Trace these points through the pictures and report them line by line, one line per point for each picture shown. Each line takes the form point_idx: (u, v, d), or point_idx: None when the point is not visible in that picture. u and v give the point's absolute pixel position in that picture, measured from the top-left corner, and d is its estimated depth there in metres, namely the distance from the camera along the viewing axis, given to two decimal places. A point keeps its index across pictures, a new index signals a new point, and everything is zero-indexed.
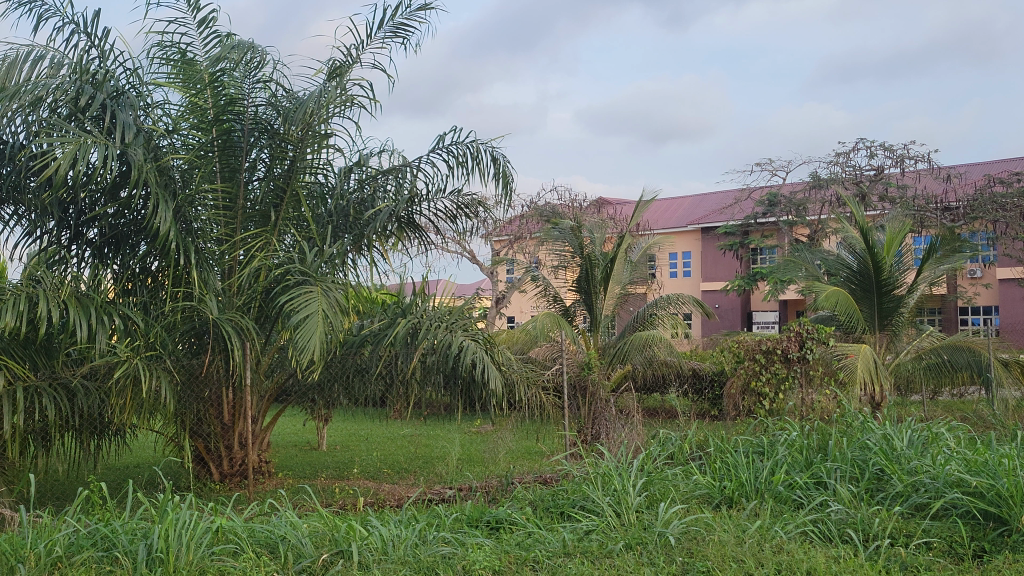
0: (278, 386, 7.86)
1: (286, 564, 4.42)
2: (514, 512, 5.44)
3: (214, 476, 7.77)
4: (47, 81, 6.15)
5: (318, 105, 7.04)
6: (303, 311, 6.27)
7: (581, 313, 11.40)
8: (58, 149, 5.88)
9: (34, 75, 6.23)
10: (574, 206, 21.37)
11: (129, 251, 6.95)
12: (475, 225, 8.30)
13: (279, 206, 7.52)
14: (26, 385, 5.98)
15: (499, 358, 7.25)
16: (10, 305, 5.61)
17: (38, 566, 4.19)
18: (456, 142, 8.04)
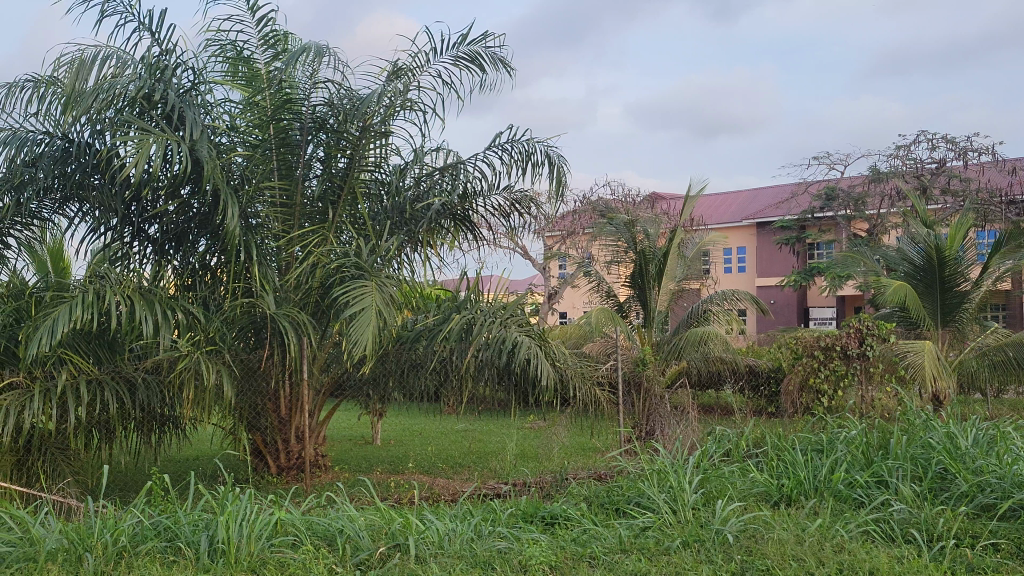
0: (333, 380, 7.91)
1: (344, 557, 4.47)
2: (569, 508, 5.43)
3: (271, 469, 7.84)
4: (116, 82, 6.25)
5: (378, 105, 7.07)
6: (357, 305, 6.35)
7: (636, 309, 11.33)
8: (127, 148, 6.00)
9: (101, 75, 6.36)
10: (627, 201, 21.25)
11: (190, 246, 7.07)
12: (528, 221, 8.30)
13: (336, 203, 7.63)
14: (90, 378, 6.13)
15: (553, 353, 7.25)
16: (81, 302, 5.78)
17: (104, 555, 4.30)
18: (512, 140, 8.00)
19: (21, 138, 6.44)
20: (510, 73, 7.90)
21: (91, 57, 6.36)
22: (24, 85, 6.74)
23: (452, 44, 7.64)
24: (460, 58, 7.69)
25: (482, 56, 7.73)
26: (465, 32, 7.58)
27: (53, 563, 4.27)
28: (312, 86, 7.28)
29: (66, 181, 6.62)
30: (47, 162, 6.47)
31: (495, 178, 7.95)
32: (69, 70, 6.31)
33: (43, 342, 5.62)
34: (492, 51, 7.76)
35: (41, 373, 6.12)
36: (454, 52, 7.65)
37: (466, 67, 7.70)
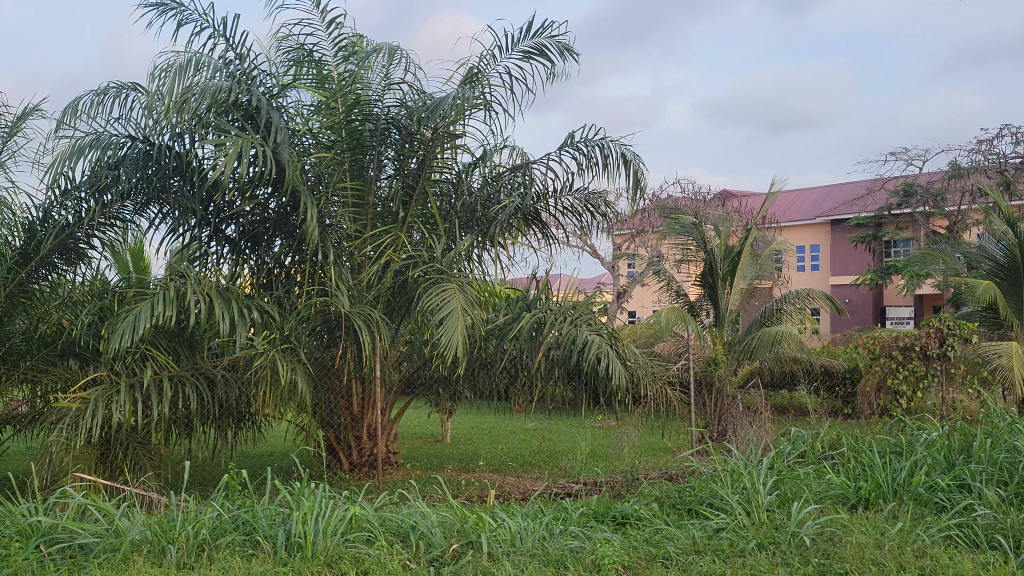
0: (404, 379, 7.98)
1: (418, 553, 4.51)
2: (641, 508, 5.41)
3: (344, 465, 7.95)
4: (208, 87, 6.37)
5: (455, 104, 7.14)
6: (444, 309, 6.43)
7: (706, 309, 11.22)
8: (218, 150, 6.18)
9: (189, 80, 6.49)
10: (696, 199, 21.05)
11: (266, 246, 7.22)
12: (600, 221, 8.28)
13: (408, 203, 7.69)
14: (170, 375, 6.31)
15: (625, 352, 7.24)
16: (161, 299, 5.95)
17: (186, 548, 4.42)
18: (585, 139, 7.98)
19: (105, 141, 6.62)
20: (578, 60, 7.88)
21: (183, 62, 6.45)
22: (108, 91, 6.94)
23: (519, 40, 7.64)
24: (529, 53, 7.70)
25: (549, 48, 7.72)
26: (530, 25, 7.59)
27: (137, 554, 4.40)
28: (385, 87, 7.37)
29: (148, 184, 6.82)
30: (130, 164, 6.66)
31: (568, 179, 7.95)
32: (161, 74, 6.40)
33: (126, 339, 5.79)
34: (558, 41, 7.74)
35: (123, 370, 6.31)
36: (521, 48, 7.65)
37: (534, 61, 7.70)
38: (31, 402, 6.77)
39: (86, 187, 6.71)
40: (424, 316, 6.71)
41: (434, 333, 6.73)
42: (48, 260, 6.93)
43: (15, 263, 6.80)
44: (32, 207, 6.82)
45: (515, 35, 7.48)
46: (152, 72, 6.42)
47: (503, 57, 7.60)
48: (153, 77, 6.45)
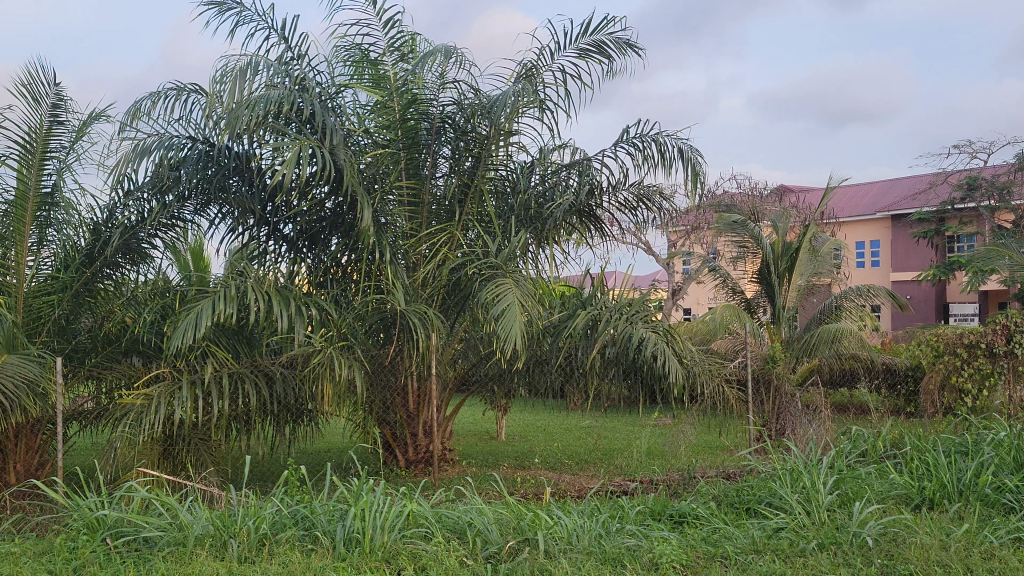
0: (459, 376, 7.97)
1: (474, 550, 4.53)
2: (698, 507, 5.37)
3: (400, 462, 7.93)
4: (267, 95, 6.45)
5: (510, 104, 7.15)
6: (502, 302, 6.42)
7: (763, 306, 11.09)
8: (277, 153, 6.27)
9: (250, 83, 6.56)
10: (753, 195, 20.79)
11: (323, 244, 7.32)
12: (656, 216, 8.25)
13: (464, 201, 7.71)
14: (230, 372, 6.42)
15: (681, 349, 7.18)
16: (222, 298, 6.06)
17: (248, 542, 4.49)
18: (640, 134, 7.94)
19: (167, 143, 6.75)
20: (638, 56, 7.84)
21: (244, 65, 6.51)
22: (168, 93, 7.08)
23: (576, 37, 7.63)
24: (586, 50, 7.67)
25: (607, 45, 7.70)
26: (588, 23, 7.58)
27: (201, 548, 4.49)
28: (440, 86, 7.39)
29: (208, 184, 6.96)
30: (190, 165, 6.80)
31: (623, 174, 7.93)
32: (221, 78, 6.47)
33: (188, 336, 5.89)
34: (617, 38, 7.72)
35: (185, 367, 6.45)
36: (579, 45, 7.64)
37: (591, 57, 7.68)
38: (95, 399, 6.89)
39: (148, 187, 6.86)
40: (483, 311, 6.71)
41: (491, 329, 6.72)
42: (112, 260, 7.08)
43: (82, 263, 6.98)
44: (97, 208, 6.98)
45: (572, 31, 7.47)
46: (212, 78, 6.50)
47: (559, 55, 7.59)
48: (214, 81, 6.53)
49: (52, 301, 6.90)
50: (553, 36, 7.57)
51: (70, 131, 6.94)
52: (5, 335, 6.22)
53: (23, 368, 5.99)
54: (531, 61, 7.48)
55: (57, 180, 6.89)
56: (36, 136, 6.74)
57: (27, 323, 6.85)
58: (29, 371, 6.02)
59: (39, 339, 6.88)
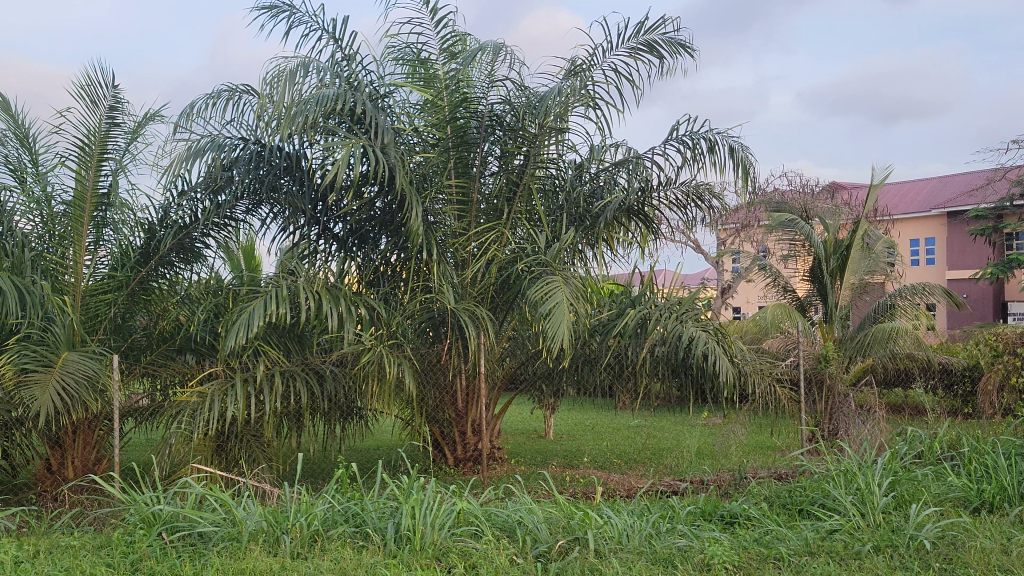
0: (508, 374, 7.98)
1: (524, 548, 4.53)
2: (750, 507, 5.32)
3: (449, 460, 7.97)
4: (319, 94, 6.50)
5: (559, 102, 7.13)
6: (551, 300, 6.42)
7: (816, 304, 10.94)
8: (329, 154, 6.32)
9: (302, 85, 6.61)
10: (804, 193, 20.54)
11: (372, 243, 7.41)
12: (706, 214, 8.20)
13: (512, 199, 7.71)
14: (282, 370, 6.51)
15: (731, 348, 7.12)
16: (274, 297, 6.13)
17: (300, 539, 4.55)
18: (690, 132, 7.88)
19: (220, 144, 6.85)
20: (690, 57, 7.78)
21: (294, 67, 6.57)
22: (221, 95, 7.18)
23: (627, 36, 7.60)
24: (637, 49, 7.63)
25: (659, 44, 7.65)
26: (640, 22, 7.54)
27: (254, 543, 4.55)
28: (489, 84, 7.40)
29: (260, 184, 7.07)
30: (243, 166, 6.89)
31: (673, 172, 7.88)
32: (272, 80, 6.53)
33: (242, 334, 5.98)
34: (669, 38, 7.67)
35: (238, 365, 6.54)
36: (630, 44, 7.61)
37: (642, 57, 7.64)
38: (151, 395, 6.96)
39: (201, 187, 6.97)
40: (532, 310, 6.71)
41: (540, 328, 6.72)
42: (166, 258, 7.20)
43: (136, 263, 7.11)
44: (152, 208, 7.12)
45: (624, 30, 7.43)
46: (263, 79, 6.55)
47: (611, 54, 7.55)
48: (265, 82, 6.60)
49: (109, 300, 6.99)
50: (604, 35, 7.54)
51: (126, 133, 7.09)
52: (65, 332, 6.38)
53: (82, 364, 6.15)
54: (582, 60, 7.45)
55: (113, 181, 7.05)
56: (93, 138, 6.87)
57: (85, 322, 6.93)
58: (88, 368, 6.17)
59: (97, 337, 7.00)
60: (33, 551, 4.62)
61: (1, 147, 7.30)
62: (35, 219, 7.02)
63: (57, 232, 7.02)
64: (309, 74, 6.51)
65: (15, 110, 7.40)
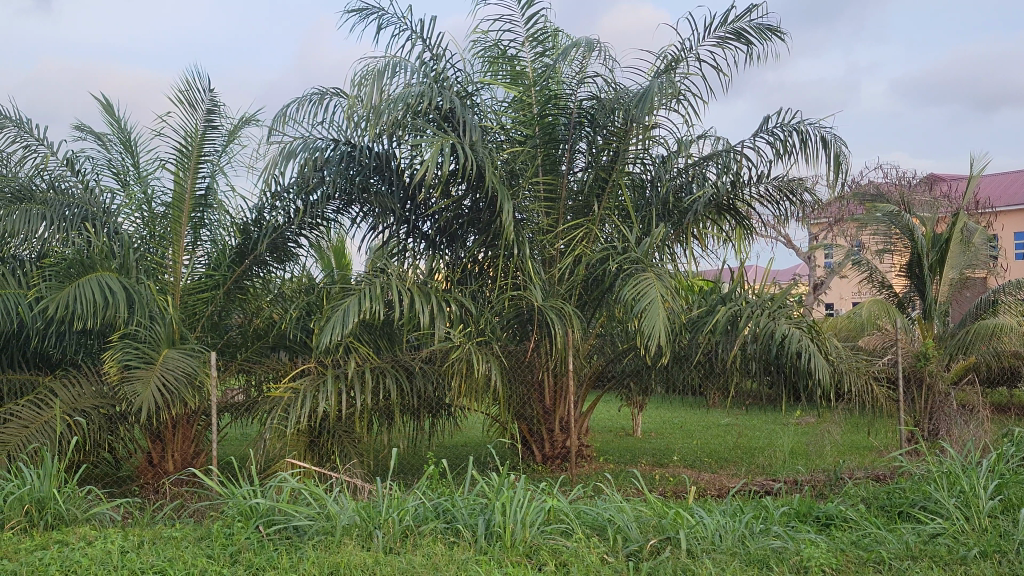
0: (596, 371, 7.93)
1: (615, 548, 4.50)
2: (847, 509, 5.19)
3: (537, 457, 7.94)
4: (407, 94, 6.57)
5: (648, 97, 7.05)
6: (645, 299, 6.37)
7: (913, 300, 10.61)
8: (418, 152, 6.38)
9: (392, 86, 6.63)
10: (901, 186, 19.94)
11: (460, 241, 7.48)
12: (798, 208, 8.05)
13: (600, 196, 7.68)
14: (372, 367, 6.61)
15: (826, 346, 6.96)
16: (368, 295, 6.23)
17: (392, 534, 4.61)
18: (781, 124, 7.72)
19: (312, 145, 6.98)
20: (780, 43, 7.62)
21: (382, 67, 6.65)
22: (312, 97, 7.31)
23: (714, 26, 7.48)
24: (725, 38, 7.51)
25: (747, 32, 7.52)
26: (728, 11, 7.42)
27: (348, 538, 4.63)
28: (578, 80, 7.37)
29: (351, 185, 7.18)
30: (334, 166, 7.01)
31: (765, 165, 7.74)
32: (361, 81, 6.62)
33: (336, 332, 6.08)
34: (757, 24, 7.53)
35: (330, 362, 6.67)
36: (717, 34, 7.49)
37: (730, 46, 7.51)
38: (246, 391, 7.09)
39: (294, 189, 7.13)
40: (625, 308, 6.67)
41: (632, 326, 6.68)
42: (261, 258, 7.39)
43: (232, 262, 7.31)
44: (247, 209, 7.29)
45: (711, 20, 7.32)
46: (352, 79, 6.63)
47: (699, 45, 7.45)
48: (353, 83, 6.68)
49: (207, 299, 7.24)
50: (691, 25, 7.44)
51: (222, 134, 7.27)
52: (166, 329, 6.63)
53: (182, 362, 6.36)
54: (669, 53, 7.37)
55: (211, 182, 7.26)
56: (192, 140, 7.11)
57: (184, 320, 7.19)
58: (187, 366, 6.37)
59: (196, 334, 7.20)
60: (138, 541, 4.78)
61: (106, 151, 7.59)
62: (137, 220, 7.27)
63: (158, 232, 7.26)
64: (398, 74, 6.57)
65: (120, 115, 7.69)
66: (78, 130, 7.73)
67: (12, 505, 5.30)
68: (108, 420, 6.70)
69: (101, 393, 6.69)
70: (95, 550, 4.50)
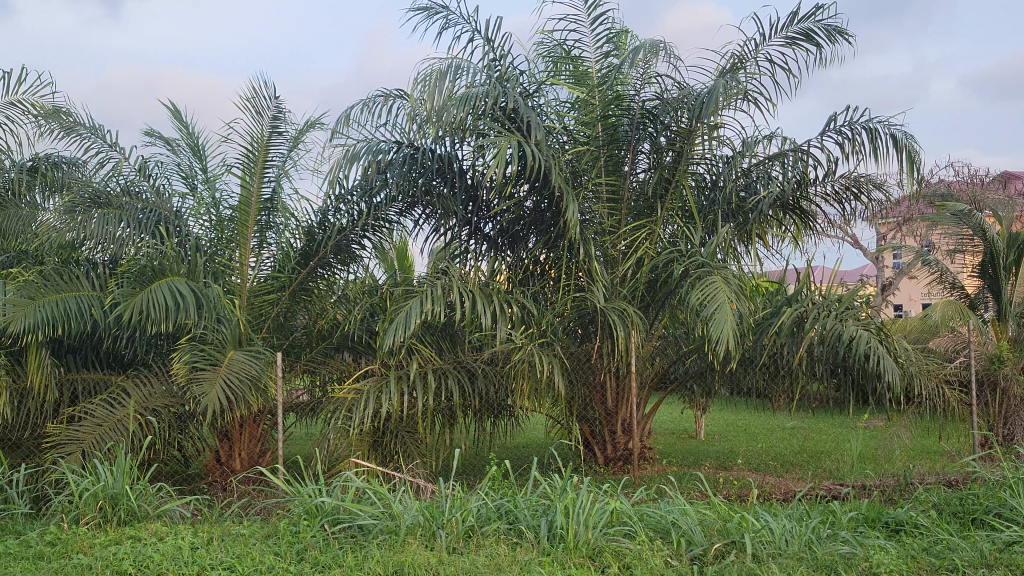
0: (659, 373, 7.88)
1: (679, 551, 4.47)
2: (917, 515, 5.07)
3: (599, 459, 7.93)
4: (470, 94, 6.59)
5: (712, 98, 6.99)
6: (713, 302, 6.31)
7: (987, 301, 10.34)
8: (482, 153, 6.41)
9: (457, 87, 6.67)
10: (974, 184, 19.42)
11: (522, 242, 7.49)
12: (866, 207, 7.90)
13: (664, 197, 7.63)
14: (435, 368, 6.67)
15: (896, 348, 6.82)
16: (430, 296, 6.28)
17: (455, 533, 4.64)
18: (849, 122, 7.58)
19: (375, 148, 7.05)
20: (850, 43, 7.48)
21: (446, 69, 6.68)
22: (375, 100, 7.39)
23: (783, 26, 7.38)
24: (794, 38, 7.41)
25: (816, 32, 7.40)
26: (797, 10, 7.31)
27: (412, 537, 4.67)
28: (643, 80, 7.33)
29: (413, 187, 7.24)
30: (397, 168, 7.08)
31: (832, 163, 7.60)
32: (425, 82, 6.66)
33: (400, 333, 6.14)
34: (827, 24, 7.40)
35: (394, 363, 6.74)
36: (786, 33, 7.38)
37: (799, 46, 7.40)
38: (310, 391, 7.19)
39: (357, 191, 7.21)
40: (693, 312, 6.62)
41: (700, 330, 6.62)
42: (325, 259, 7.50)
43: (298, 264, 7.44)
44: (311, 212, 7.41)
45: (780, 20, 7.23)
46: (415, 81, 6.68)
47: (766, 44, 7.35)
48: (417, 86, 6.73)
49: (272, 300, 7.36)
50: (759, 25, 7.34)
51: (287, 141, 7.39)
52: (232, 331, 6.74)
53: (246, 364, 6.46)
54: (736, 52, 7.29)
55: (277, 186, 7.38)
56: (258, 144, 7.24)
57: (251, 321, 7.32)
58: (252, 367, 6.46)
59: (262, 335, 7.34)
60: (208, 538, 4.88)
61: (175, 156, 7.76)
62: (205, 223, 7.44)
63: (226, 235, 7.42)
64: (462, 76, 6.59)
65: (188, 120, 7.86)
66: (148, 135, 7.93)
67: (87, 500, 5.45)
68: (177, 419, 6.84)
69: (170, 391, 6.82)
70: (167, 545, 4.60)
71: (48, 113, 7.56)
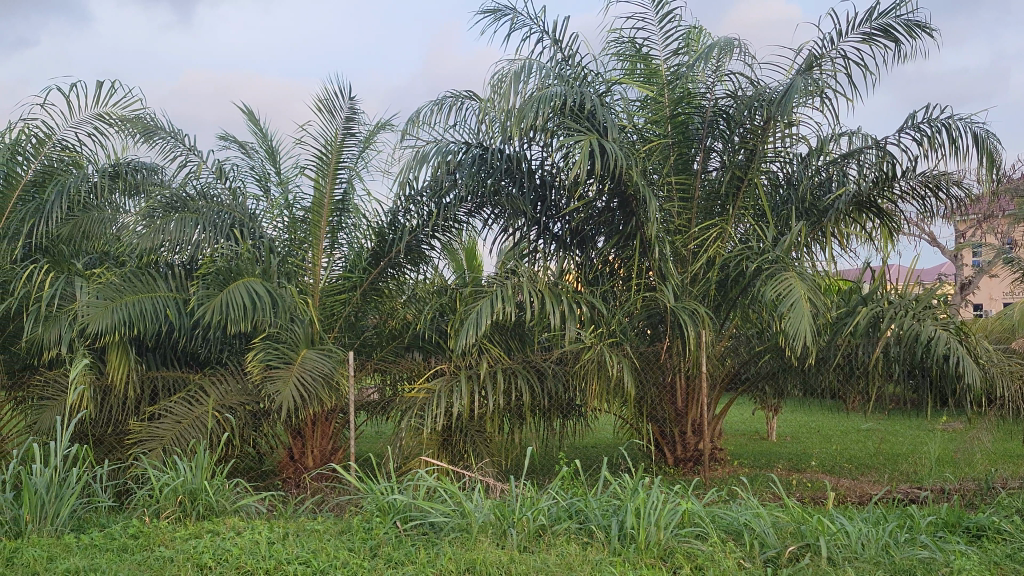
0: (730, 373, 7.80)
1: (752, 552, 4.43)
2: (999, 520, 4.94)
3: (669, 459, 7.89)
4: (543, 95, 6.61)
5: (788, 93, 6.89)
6: (789, 299, 6.23)
7: None
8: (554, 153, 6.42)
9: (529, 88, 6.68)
10: None
11: (591, 242, 7.49)
12: (944, 205, 7.71)
13: (735, 195, 7.56)
14: (504, 367, 6.70)
15: (976, 348, 6.65)
16: (500, 296, 6.31)
17: (526, 532, 4.67)
18: (928, 119, 7.40)
19: (446, 149, 7.11)
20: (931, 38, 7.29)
21: (518, 70, 6.70)
22: (445, 102, 7.44)
23: (860, 21, 7.24)
24: (871, 33, 7.25)
25: (895, 28, 7.24)
26: (875, 6, 7.17)
27: (483, 535, 4.70)
28: (715, 78, 7.26)
29: (483, 188, 7.28)
30: (466, 169, 7.13)
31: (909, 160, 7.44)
32: (497, 84, 6.69)
33: (472, 331, 6.20)
34: (906, 19, 7.24)
35: (464, 363, 6.79)
36: (864, 29, 7.24)
37: (877, 42, 7.25)
38: (381, 390, 7.19)
39: (428, 192, 7.28)
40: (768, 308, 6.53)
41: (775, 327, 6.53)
42: (396, 260, 7.59)
43: (368, 264, 7.54)
44: (382, 213, 7.50)
45: (857, 15, 7.09)
46: (488, 83, 6.72)
47: (843, 40, 7.22)
48: (490, 87, 6.76)
49: (344, 300, 7.48)
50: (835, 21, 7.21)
51: (359, 142, 7.50)
52: (305, 331, 6.91)
53: (319, 362, 6.57)
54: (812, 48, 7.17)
55: (348, 187, 7.50)
56: (331, 146, 7.36)
57: (323, 320, 7.45)
58: (325, 366, 6.57)
59: (334, 334, 7.46)
60: (283, 533, 4.98)
61: (249, 159, 7.94)
62: (279, 224, 7.59)
63: (299, 236, 7.56)
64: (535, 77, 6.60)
65: (262, 124, 8.04)
66: (223, 139, 8.13)
67: (167, 495, 5.60)
68: (252, 416, 7.00)
69: (245, 390, 6.97)
70: (244, 540, 4.71)
71: (130, 120, 7.81)
